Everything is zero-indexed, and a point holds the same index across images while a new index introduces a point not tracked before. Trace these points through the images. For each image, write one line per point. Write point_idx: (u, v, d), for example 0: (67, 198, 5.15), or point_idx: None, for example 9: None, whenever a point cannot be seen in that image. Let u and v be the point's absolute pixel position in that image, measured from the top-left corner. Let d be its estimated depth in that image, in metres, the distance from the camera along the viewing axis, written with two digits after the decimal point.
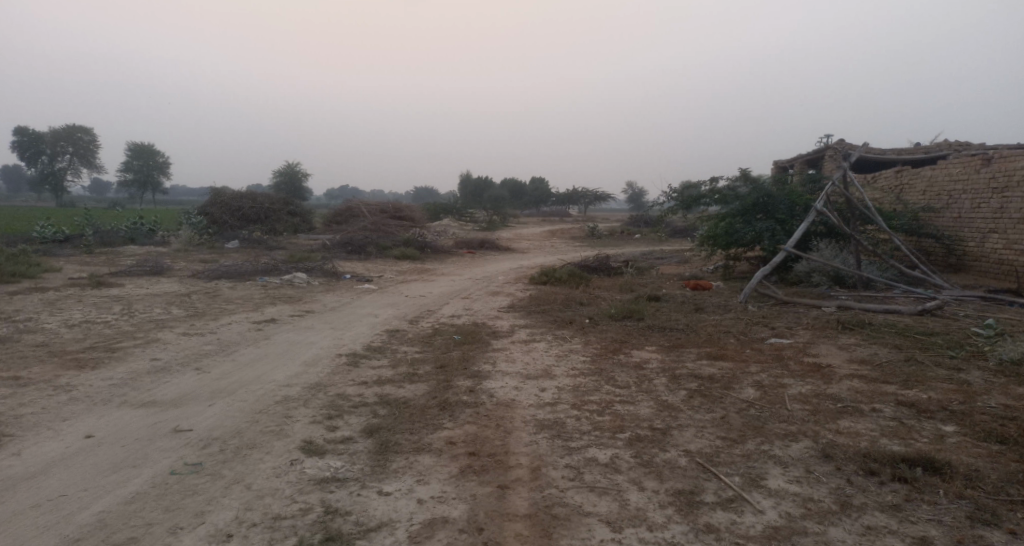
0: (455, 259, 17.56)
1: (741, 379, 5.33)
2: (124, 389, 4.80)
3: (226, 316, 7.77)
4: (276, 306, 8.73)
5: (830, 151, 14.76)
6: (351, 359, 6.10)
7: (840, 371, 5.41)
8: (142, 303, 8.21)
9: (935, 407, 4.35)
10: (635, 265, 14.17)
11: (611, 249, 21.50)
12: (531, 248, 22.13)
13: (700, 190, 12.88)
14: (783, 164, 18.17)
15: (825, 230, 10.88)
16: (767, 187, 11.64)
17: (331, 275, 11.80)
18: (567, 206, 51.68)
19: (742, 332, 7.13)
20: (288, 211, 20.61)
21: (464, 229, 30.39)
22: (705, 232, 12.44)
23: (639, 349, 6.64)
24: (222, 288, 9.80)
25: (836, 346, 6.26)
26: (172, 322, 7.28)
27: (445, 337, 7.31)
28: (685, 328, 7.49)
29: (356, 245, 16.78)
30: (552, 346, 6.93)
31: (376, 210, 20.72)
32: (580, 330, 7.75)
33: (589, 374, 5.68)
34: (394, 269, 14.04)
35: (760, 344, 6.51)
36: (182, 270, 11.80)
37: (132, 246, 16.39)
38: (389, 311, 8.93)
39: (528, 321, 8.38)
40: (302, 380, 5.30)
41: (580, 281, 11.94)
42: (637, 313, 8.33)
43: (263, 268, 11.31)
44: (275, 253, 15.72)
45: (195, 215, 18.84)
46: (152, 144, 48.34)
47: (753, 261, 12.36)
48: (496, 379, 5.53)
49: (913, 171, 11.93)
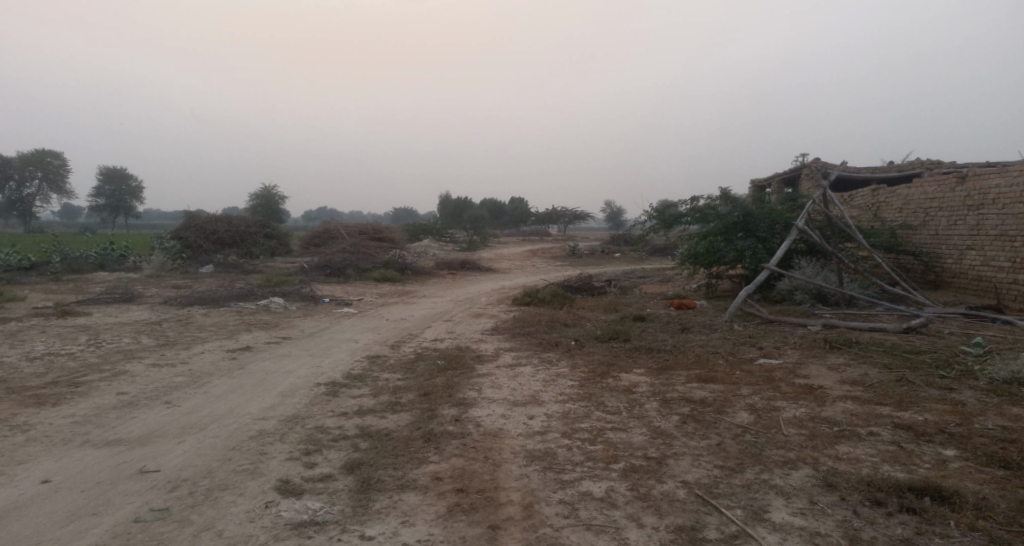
0: (436, 280, 17.37)
1: (734, 403, 5.21)
2: (87, 427, 4.50)
3: (198, 345, 7.46)
4: (252, 333, 8.43)
5: (807, 170, 14.97)
6: (330, 388, 5.85)
7: (832, 392, 5.33)
8: (110, 333, 7.86)
9: (932, 430, 4.28)
10: (617, 285, 14.11)
11: (592, 268, 21.50)
12: (513, 268, 22.03)
13: (680, 209, 12.91)
14: (761, 183, 18.41)
15: (806, 248, 10.93)
16: (748, 205, 11.70)
17: (309, 300, 11.51)
18: (547, 226, 51.88)
19: (730, 353, 7.04)
20: (265, 234, 20.26)
21: (444, 249, 30.24)
22: (687, 250, 12.45)
23: (628, 372, 6.50)
24: (195, 314, 9.46)
25: (826, 366, 6.20)
26: (141, 352, 6.95)
27: (428, 362, 7.09)
28: (672, 349, 7.38)
29: (335, 267, 16.50)
30: (538, 370, 6.76)
31: (354, 231, 20.46)
32: (567, 352, 7.60)
33: (578, 400, 5.51)
34: (374, 292, 13.79)
35: (749, 365, 6.42)
36: (154, 296, 11.42)
37: (101, 273, 15.90)
38: (369, 336, 8.69)
39: (513, 345, 8.21)
40: (279, 412, 5.04)
41: (564, 302, 11.82)
42: (623, 334, 8.21)
43: (238, 293, 11.00)
44: (251, 277, 15.37)
45: (168, 239, 18.40)
46: (124, 168, 47.48)
47: (735, 279, 12.37)
48: (483, 407, 5.33)
49: (889, 190, 12.11)
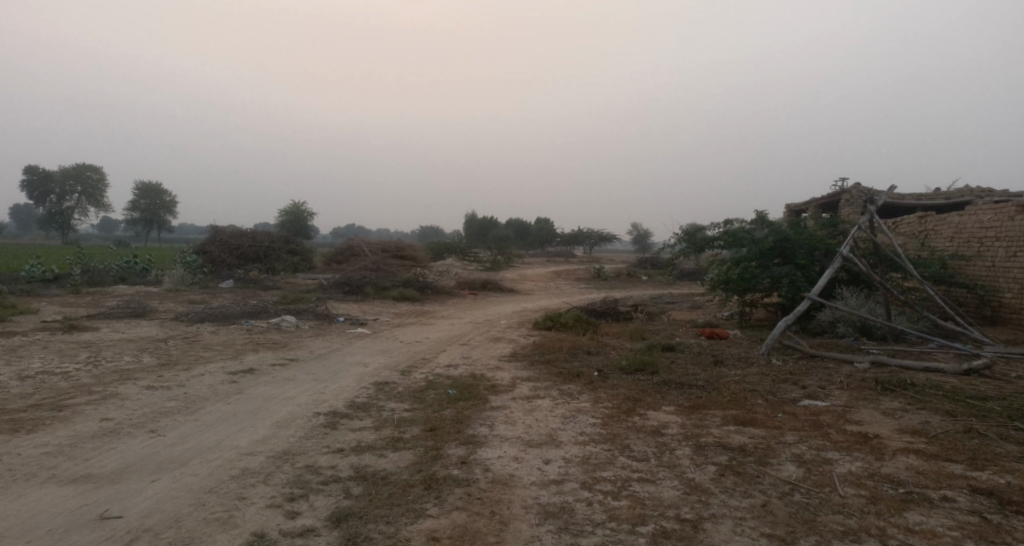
0: (456, 300, 16.95)
1: (778, 452, 4.59)
2: (57, 459, 4.10)
3: (199, 367, 7.08)
4: (258, 354, 8.05)
5: (846, 196, 14.25)
6: (330, 420, 5.38)
7: (891, 443, 4.67)
8: (111, 351, 7.55)
9: (1021, 497, 3.62)
10: (644, 310, 13.48)
11: (617, 292, 20.95)
12: (536, 289, 21.54)
13: (712, 233, 12.29)
14: (796, 207, 17.69)
15: (849, 277, 10.19)
16: (785, 229, 11.03)
17: (323, 319, 11.15)
18: (572, 247, 51.38)
19: (770, 391, 6.39)
20: (287, 249, 20.15)
21: (468, 268, 29.91)
22: (718, 276, 11.80)
23: (656, 410, 5.90)
24: (203, 333, 9.14)
25: (880, 411, 5.51)
26: (139, 373, 6.60)
27: (438, 392, 6.59)
28: (704, 385, 6.75)
29: (354, 284, 16.21)
30: (557, 404, 6.19)
31: (377, 248, 20.22)
32: (589, 384, 7.03)
33: (600, 442, 4.94)
34: (392, 312, 13.42)
35: (792, 407, 5.77)
36: (167, 312, 11.19)
37: (122, 286, 15.87)
38: (380, 360, 8.24)
39: (532, 373, 7.67)
40: (269, 447, 4.58)
41: (587, 327, 11.25)
42: (650, 366, 7.61)
43: (251, 310, 10.68)
44: (269, 293, 15.15)
45: (192, 253, 18.39)
46: (160, 184, 48.34)
47: (770, 307, 11.66)
48: (493, 447, 4.79)
49: (938, 217, 11.32)
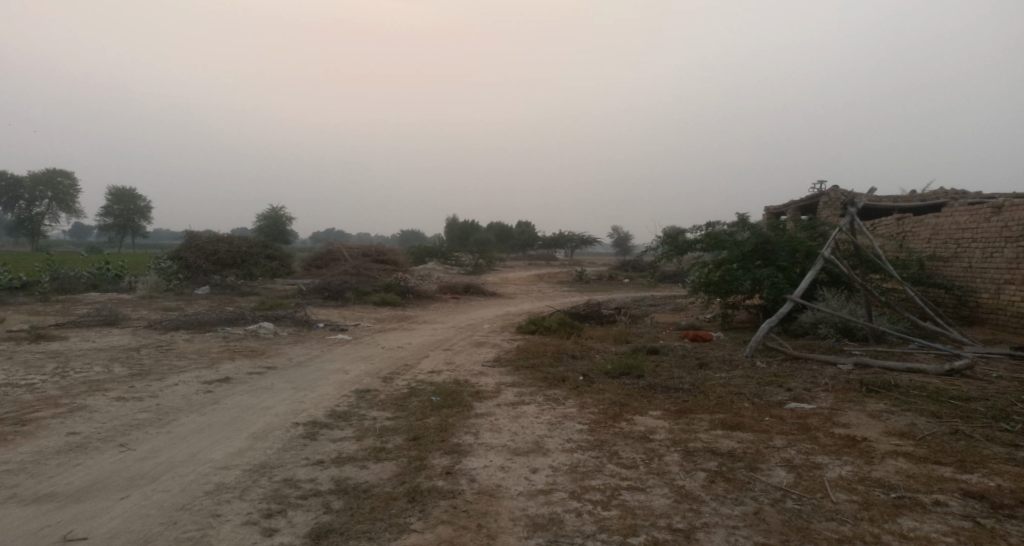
0: (438, 305, 16.79)
1: (767, 457, 4.53)
2: (18, 477, 3.88)
3: (173, 376, 6.84)
4: (235, 362, 7.82)
5: (825, 198, 14.42)
6: (309, 430, 5.20)
7: (880, 446, 4.65)
8: (80, 361, 7.27)
9: (1011, 500, 3.60)
10: (627, 313, 13.45)
11: (600, 295, 20.97)
12: (518, 292, 21.46)
13: (694, 235, 12.31)
14: (776, 209, 17.86)
15: (830, 279, 10.25)
16: (766, 231, 11.08)
17: (303, 325, 10.92)
18: (554, 251, 51.45)
19: (756, 394, 6.36)
20: (265, 254, 19.80)
21: (449, 272, 29.73)
22: (701, 278, 11.82)
23: (643, 415, 5.83)
24: (177, 340, 8.88)
25: (866, 414, 5.50)
26: (109, 383, 6.35)
27: (421, 399, 6.45)
28: (690, 388, 6.71)
29: (334, 289, 15.95)
30: (543, 410, 6.09)
31: (357, 253, 19.98)
32: (574, 389, 6.94)
33: (588, 449, 4.84)
34: (373, 317, 13.22)
35: (779, 410, 5.74)
36: (140, 319, 10.87)
37: (93, 294, 15.42)
38: (362, 366, 8.06)
39: (516, 378, 7.56)
40: (245, 460, 4.40)
41: (571, 331, 11.18)
42: (636, 369, 7.55)
43: (228, 316, 10.41)
44: (246, 299, 14.83)
45: (166, 258, 17.97)
46: (135, 188, 47.31)
47: (752, 309, 11.71)
48: (479, 456, 4.67)
49: (915, 219, 11.47)
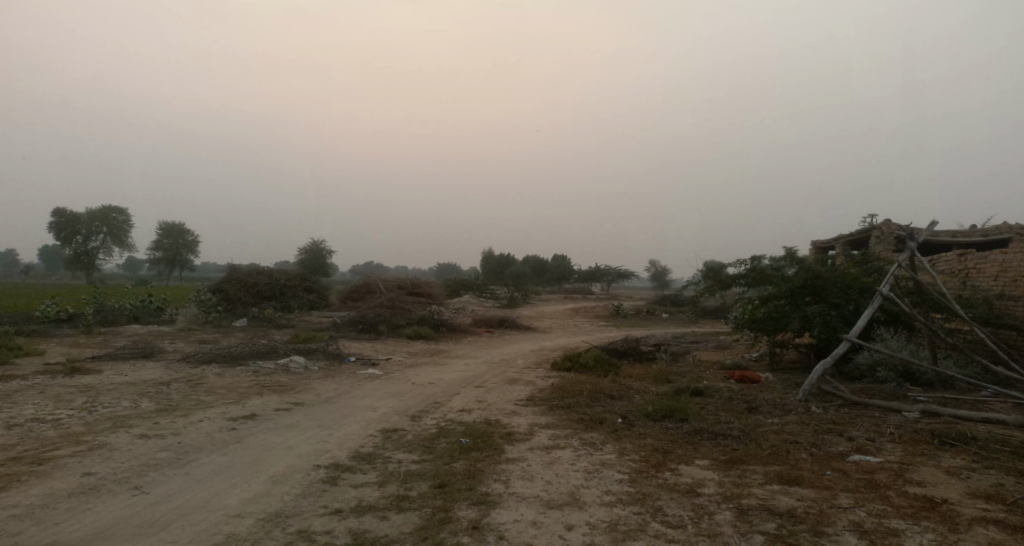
0: (472, 339, 16.52)
1: (833, 519, 4.01)
2: (24, 524, 3.70)
3: (199, 412, 6.69)
4: (262, 397, 7.65)
5: (877, 232, 13.69)
6: (330, 474, 4.91)
7: (965, 509, 4.08)
8: (109, 395, 7.21)
9: None
10: (667, 350, 12.90)
11: (638, 330, 20.35)
12: (553, 326, 21.04)
13: (738, 269, 11.77)
14: (823, 243, 17.12)
15: (888, 317, 9.57)
16: (816, 266, 10.48)
17: (334, 359, 10.77)
18: (590, 284, 50.86)
19: (813, 444, 5.80)
20: (303, 287, 20.02)
21: (484, 305, 29.52)
22: (745, 315, 11.24)
23: (688, 464, 5.35)
24: (208, 375, 8.79)
25: (942, 470, 4.91)
26: (135, 420, 6.23)
27: (450, 440, 6.11)
28: (739, 435, 6.19)
29: (368, 322, 15.86)
30: (579, 456, 5.66)
31: (393, 285, 19.98)
32: (613, 433, 6.49)
33: (628, 503, 4.40)
34: (405, 351, 13.01)
35: (841, 464, 5.19)
36: (175, 352, 10.91)
37: (134, 326, 15.70)
38: (390, 404, 7.79)
39: (551, 420, 7.15)
40: (259, 508, 4.13)
41: (608, 368, 10.72)
42: (679, 412, 7.06)
43: (260, 350, 10.34)
44: (281, 332, 14.86)
45: (207, 291, 18.29)
46: (184, 223, 49.13)
47: (802, 348, 11.03)
48: (509, 509, 4.29)
49: (979, 255, 10.70)
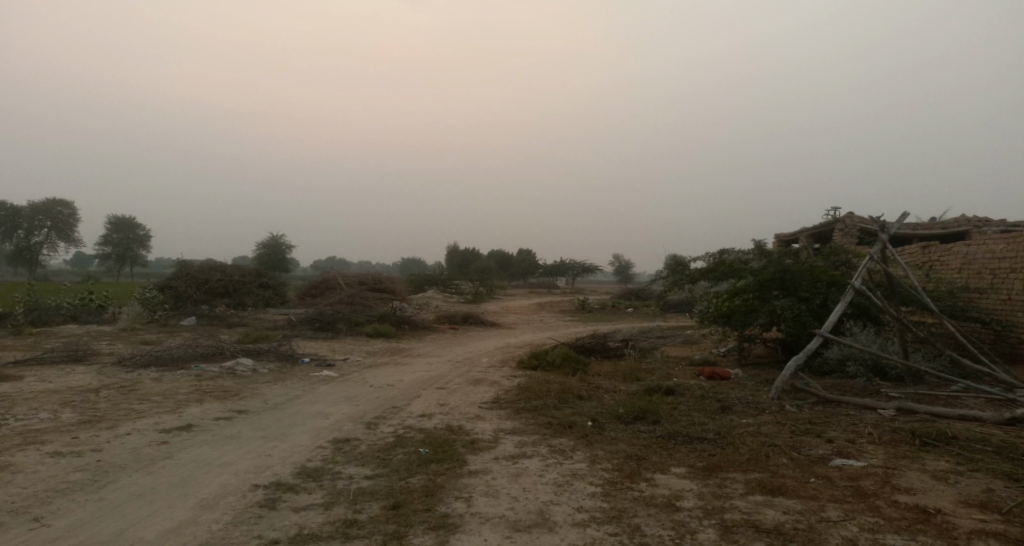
0: (435, 336, 15.99)
1: (825, 536, 3.69)
2: None
3: (127, 424, 6.00)
4: (202, 405, 6.99)
5: (841, 225, 13.69)
6: (269, 496, 4.36)
7: (961, 522, 3.80)
8: (24, 406, 6.44)
9: None
10: (635, 346, 12.63)
11: (603, 326, 20.15)
12: (518, 322, 20.63)
13: (703, 263, 11.54)
14: (786, 237, 17.18)
15: (858, 312, 9.45)
16: (783, 260, 10.31)
17: (286, 360, 10.10)
18: (555, 278, 50.76)
19: (792, 447, 5.52)
20: (258, 284, 19.11)
21: (448, 301, 28.97)
22: (711, 309, 11.01)
23: (665, 473, 4.98)
24: (144, 380, 8.05)
25: (929, 475, 4.67)
26: (50, 434, 5.52)
27: (407, 451, 5.61)
28: (715, 439, 5.86)
29: (325, 320, 15.13)
30: (547, 466, 5.24)
31: (353, 281, 19.25)
32: (583, 438, 6.10)
33: (603, 522, 3.99)
34: (364, 350, 12.40)
35: (824, 469, 4.91)
36: (110, 355, 10.05)
37: (70, 327, 14.62)
38: (344, 409, 7.22)
39: (516, 424, 6.71)
40: (181, 542, 3.56)
41: (576, 366, 10.37)
42: (651, 414, 6.72)
43: (204, 352, 9.60)
44: (231, 332, 14.02)
45: (154, 288, 17.23)
46: (134, 218, 47.07)
47: (771, 343, 10.88)
48: (471, 533, 3.83)
49: (942, 247, 10.74)
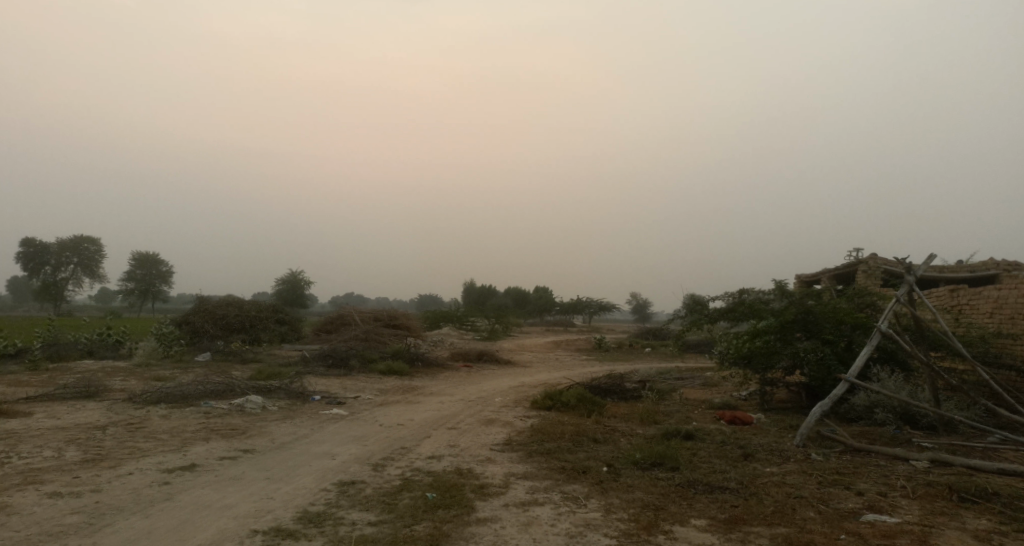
0: (448, 374, 15.78)
1: None
2: None
3: (130, 463, 5.88)
4: (208, 443, 6.87)
5: (864, 266, 13.39)
6: (267, 543, 4.17)
7: None
8: (30, 443, 6.37)
9: None
10: (653, 387, 12.30)
11: (620, 366, 19.77)
12: (534, 361, 20.34)
13: (722, 303, 11.30)
14: (808, 278, 16.86)
15: (885, 356, 9.12)
16: (805, 301, 10.04)
17: (297, 398, 9.97)
18: (572, 316, 50.37)
19: (820, 500, 5.20)
20: (275, 319, 19.16)
21: (464, 339, 28.78)
22: (731, 351, 10.72)
23: (684, 525, 4.71)
24: (152, 417, 7.96)
25: (970, 534, 4.33)
26: (51, 473, 5.42)
27: (414, 495, 5.41)
28: (737, 489, 5.57)
29: (339, 356, 15.03)
30: (560, 515, 4.99)
31: (368, 317, 19.21)
32: (598, 485, 5.83)
33: None
34: (376, 388, 12.24)
35: (855, 525, 4.60)
36: (122, 391, 10.02)
37: (87, 361, 14.70)
38: (352, 450, 7.04)
39: (528, 469, 6.46)
40: None
41: (591, 407, 10.09)
42: (670, 460, 6.44)
43: (215, 388, 9.52)
44: (244, 368, 13.98)
45: (171, 323, 17.35)
46: (158, 253, 48.04)
47: (794, 387, 10.51)
48: None
49: (972, 291, 10.40)
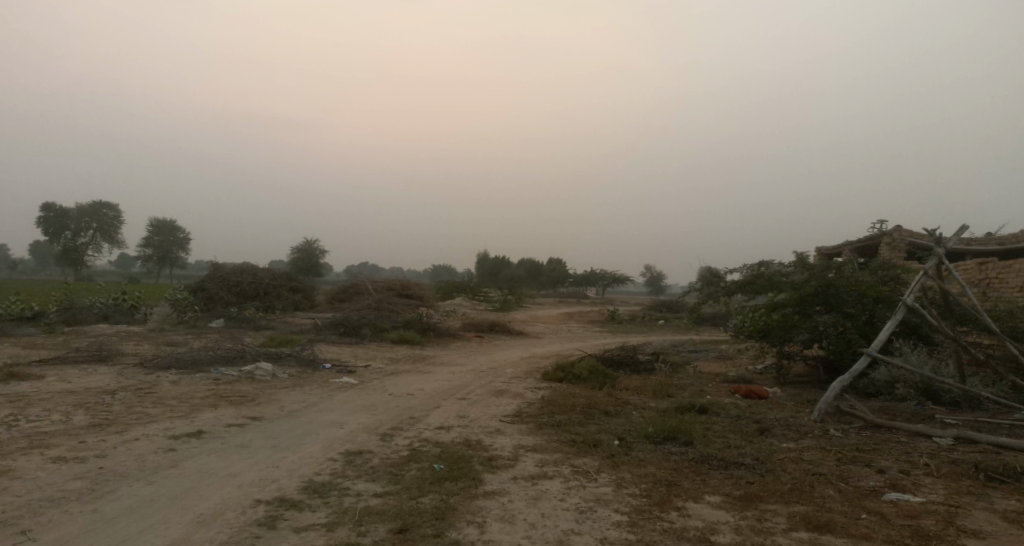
0: (460, 344, 15.71)
1: None
2: None
3: (137, 429, 5.84)
4: (216, 410, 6.82)
5: (888, 238, 12.97)
6: (269, 513, 4.09)
7: None
8: (38, 407, 6.35)
9: None
10: (666, 360, 12.12)
11: (634, 338, 19.59)
12: (546, 332, 20.23)
13: (739, 275, 11.02)
14: (828, 250, 16.46)
15: (908, 330, 8.84)
16: (827, 273, 9.73)
17: (307, 366, 9.92)
18: (585, 288, 50.15)
19: (840, 478, 5.01)
20: (288, 287, 19.16)
21: (477, 309, 28.73)
22: (747, 324, 10.47)
23: (697, 502, 4.55)
24: (162, 383, 7.94)
25: (999, 516, 4.13)
26: (56, 438, 5.38)
27: (421, 466, 5.31)
28: (753, 465, 5.40)
29: (350, 325, 14.99)
30: (569, 489, 4.86)
31: (381, 286, 19.15)
32: (608, 459, 5.70)
33: None
34: (387, 357, 12.18)
35: (877, 504, 4.41)
36: (134, 356, 10.03)
37: (102, 326, 14.80)
38: (359, 419, 6.97)
39: (538, 441, 6.34)
40: None
41: (603, 379, 9.95)
42: (683, 434, 6.27)
43: (225, 355, 9.48)
44: (256, 335, 13.99)
45: (185, 289, 17.40)
46: (175, 220, 48.40)
47: (812, 361, 10.27)
48: None
49: (1001, 264, 10.01)
